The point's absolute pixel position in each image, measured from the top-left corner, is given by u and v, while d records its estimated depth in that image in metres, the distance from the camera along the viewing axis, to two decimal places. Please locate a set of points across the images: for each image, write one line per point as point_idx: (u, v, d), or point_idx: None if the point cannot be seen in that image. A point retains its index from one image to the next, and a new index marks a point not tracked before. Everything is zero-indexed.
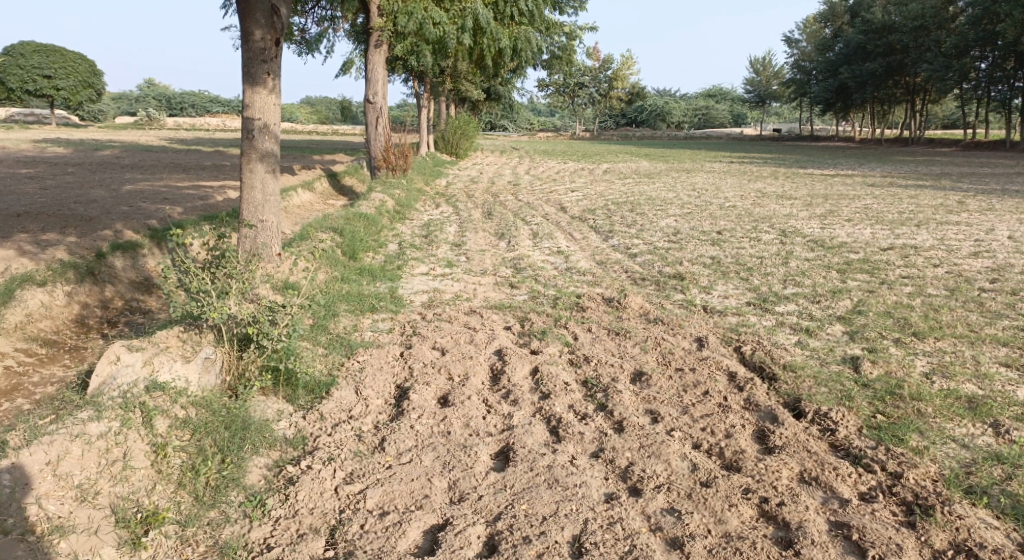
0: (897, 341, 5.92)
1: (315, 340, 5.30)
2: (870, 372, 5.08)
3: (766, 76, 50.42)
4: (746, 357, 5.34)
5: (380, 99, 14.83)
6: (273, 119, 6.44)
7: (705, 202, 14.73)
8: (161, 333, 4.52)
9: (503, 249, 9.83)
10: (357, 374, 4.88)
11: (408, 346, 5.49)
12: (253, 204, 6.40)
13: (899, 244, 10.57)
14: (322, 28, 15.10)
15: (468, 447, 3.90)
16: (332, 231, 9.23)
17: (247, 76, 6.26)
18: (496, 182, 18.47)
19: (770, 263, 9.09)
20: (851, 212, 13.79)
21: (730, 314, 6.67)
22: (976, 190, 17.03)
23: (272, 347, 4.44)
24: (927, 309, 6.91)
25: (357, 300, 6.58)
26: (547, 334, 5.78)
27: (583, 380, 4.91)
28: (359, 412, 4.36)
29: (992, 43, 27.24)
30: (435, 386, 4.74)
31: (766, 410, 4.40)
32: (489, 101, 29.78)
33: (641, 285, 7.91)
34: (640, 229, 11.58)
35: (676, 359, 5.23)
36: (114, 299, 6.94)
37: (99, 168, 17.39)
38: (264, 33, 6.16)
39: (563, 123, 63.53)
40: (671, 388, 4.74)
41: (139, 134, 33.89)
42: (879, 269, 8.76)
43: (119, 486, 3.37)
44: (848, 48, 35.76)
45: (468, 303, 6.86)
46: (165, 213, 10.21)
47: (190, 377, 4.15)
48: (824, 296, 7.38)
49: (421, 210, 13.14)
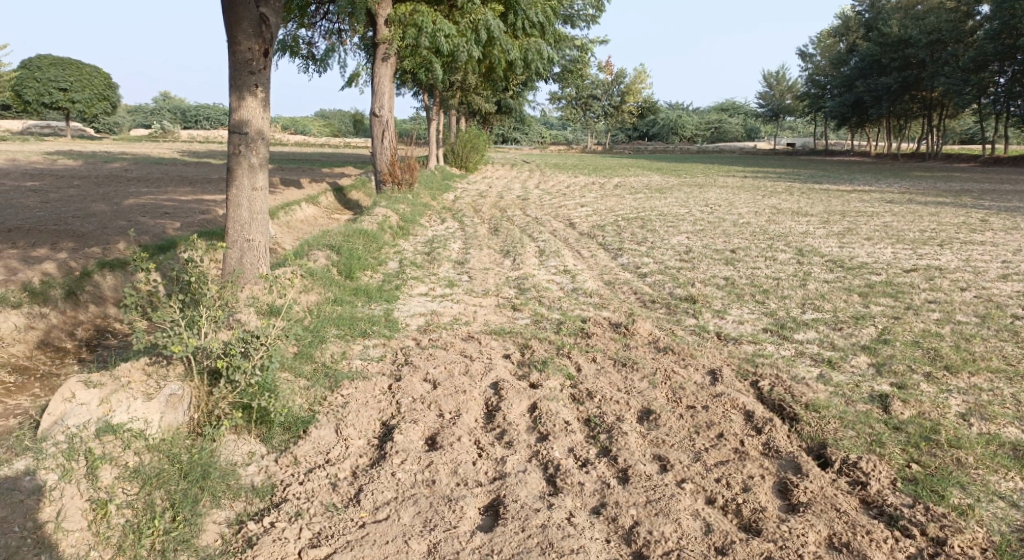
0: (928, 376, 5.47)
1: (296, 371, 4.93)
2: (901, 414, 4.63)
3: (780, 90, 49.97)
4: (763, 394, 4.89)
5: (386, 112, 14.48)
6: (263, 132, 6.09)
7: (718, 219, 14.31)
8: (125, 367, 4.16)
9: (508, 268, 9.45)
10: (339, 410, 4.49)
11: (397, 378, 5.08)
12: (240, 223, 6.06)
13: (922, 265, 10.09)
14: (330, 41, 14.88)
15: (454, 501, 3.52)
16: (329, 248, 8.88)
17: (234, 88, 5.94)
18: (504, 196, 18.14)
19: (787, 285, 8.66)
20: (869, 230, 13.31)
21: (745, 342, 6.25)
22: (999, 207, 16.52)
23: (245, 382, 4.08)
24: (958, 339, 6.45)
25: (348, 324, 6.21)
26: (549, 364, 5.36)
27: (586, 418, 4.49)
28: (337, 455, 3.98)
29: (1011, 57, 26.72)
30: (423, 425, 4.34)
31: (788, 458, 3.97)
32: (499, 114, 29.55)
33: (650, 308, 7.48)
34: (651, 247, 11.17)
35: (687, 396, 4.79)
36: (95, 321, 6.59)
37: (105, 181, 17.19)
38: (252, 43, 5.83)
39: (575, 137, 63.33)
40: (683, 429, 4.31)
41: (151, 146, 33.88)
42: (903, 293, 8.30)
43: (46, 553, 3.04)
44: (864, 62, 35.27)
45: (466, 328, 6.47)
46: (161, 230, 9.91)
47: (149, 417, 3.82)
48: (846, 323, 6.93)
49: (426, 225, 12.80)
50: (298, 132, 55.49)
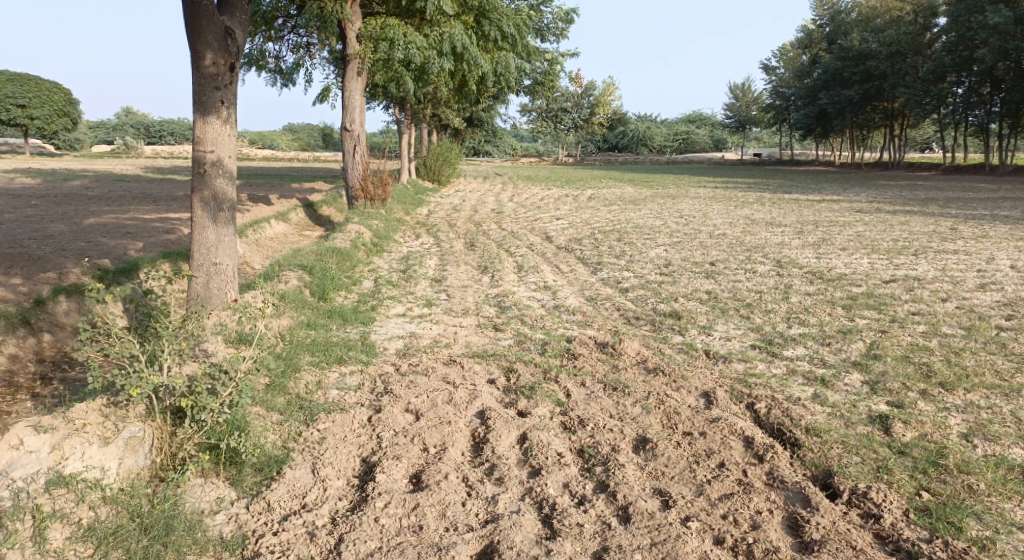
0: (924, 394, 5.32)
1: (269, 405, 4.63)
2: (904, 437, 4.46)
3: (746, 102, 50.80)
4: (760, 418, 4.70)
5: (358, 127, 14.15)
6: (229, 151, 5.80)
7: (694, 231, 14.23)
8: (79, 405, 3.82)
9: (486, 285, 9.21)
10: (316, 447, 4.20)
11: (376, 409, 4.78)
12: (206, 246, 5.75)
13: (900, 275, 10.05)
14: (298, 55, 14.56)
15: (444, 549, 3.28)
16: (301, 268, 8.54)
17: (198, 105, 5.61)
18: (478, 210, 17.91)
19: (770, 298, 8.54)
20: (844, 240, 13.32)
21: (736, 360, 6.07)
22: (965, 215, 16.72)
23: (213, 421, 3.81)
24: (948, 353, 6.34)
25: (324, 350, 5.91)
26: (536, 390, 5.10)
27: (579, 448, 4.26)
28: (315, 499, 3.70)
29: (969, 68, 27.27)
30: (406, 461, 4.06)
31: (795, 489, 3.79)
32: (471, 127, 29.38)
33: (635, 325, 7.29)
34: (630, 261, 11.01)
35: (683, 421, 4.57)
36: (51, 351, 6.21)
37: (64, 200, 16.59)
38: (217, 57, 5.53)
39: (546, 149, 63.45)
40: (682, 459, 4.10)
41: (115, 163, 33.09)
42: (887, 305, 8.21)
43: None
44: (826, 74, 35.82)
45: (447, 351, 6.20)
46: (123, 251, 9.51)
47: (106, 465, 3.54)
48: (835, 338, 6.78)
49: (400, 241, 12.51)
50: (265, 146, 54.79)
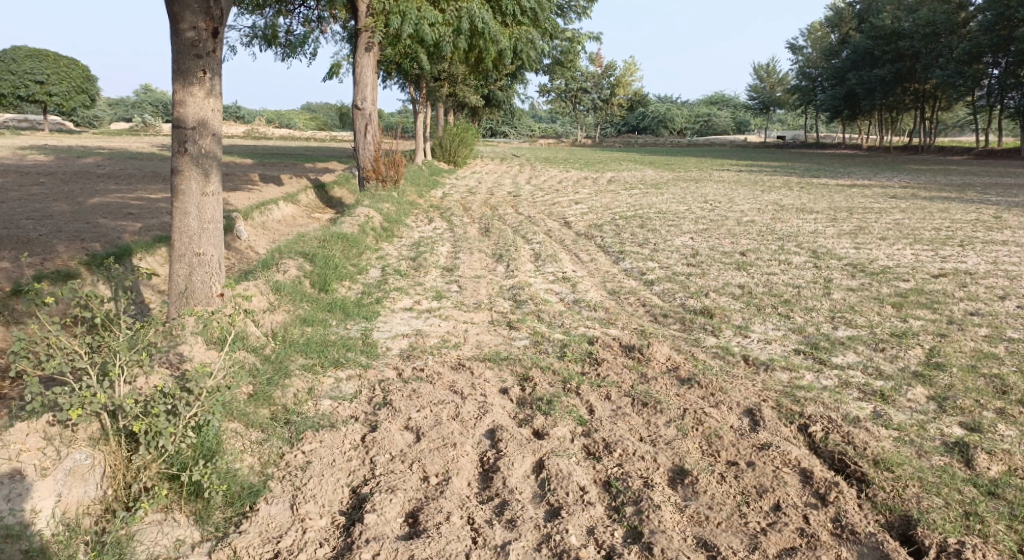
0: (1001, 413, 4.62)
1: (248, 420, 4.00)
2: (989, 471, 3.79)
3: (771, 83, 49.43)
4: (816, 444, 4.02)
5: (369, 105, 13.43)
6: (211, 126, 5.15)
7: (721, 217, 13.44)
8: (18, 426, 3.33)
9: (500, 275, 8.54)
10: (298, 475, 3.63)
11: (372, 426, 4.16)
12: (187, 234, 5.12)
13: (949, 269, 9.25)
14: (308, 28, 13.89)
15: None
16: (302, 256, 7.90)
17: (177, 74, 4.99)
18: (494, 192, 17.18)
19: (810, 294, 7.79)
20: (882, 228, 12.48)
21: (779, 368, 5.37)
22: (1007, 202, 15.77)
23: (174, 448, 3.30)
24: (1019, 362, 5.59)
25: (319, 352, 5.28)
26: (554, 405, 4.44)
27: (605, 481, 3.63)
28: (292, 546, 3.16)
29: (1006, 48, 25.99)
30: (402, 495, 3.47)
31: (870, 545, 3.18)
32: (487, 106, 28.53)
33: (663, 324, 6.60)
34: (654, 249, 10.29)
35: (726, 448, 3.90)
36: None
37: (71, 178, 16.05)
38: (197, 20, 4.88)
39: (565, 130, 62.21)
40: (729, 498, 3.46)
41: (130, 141, 32.49)
42: (940, 304, 7.44)
43: None
44: (856, 54, 34.48)
45: (457, 353, 5.55)
46: (119, 235, 8.94)
47: (39, 505, 3.05)
48: (889, 343, 6.05)
49: (411, 225, 11.86)
50: (282, 126, 54.24)
